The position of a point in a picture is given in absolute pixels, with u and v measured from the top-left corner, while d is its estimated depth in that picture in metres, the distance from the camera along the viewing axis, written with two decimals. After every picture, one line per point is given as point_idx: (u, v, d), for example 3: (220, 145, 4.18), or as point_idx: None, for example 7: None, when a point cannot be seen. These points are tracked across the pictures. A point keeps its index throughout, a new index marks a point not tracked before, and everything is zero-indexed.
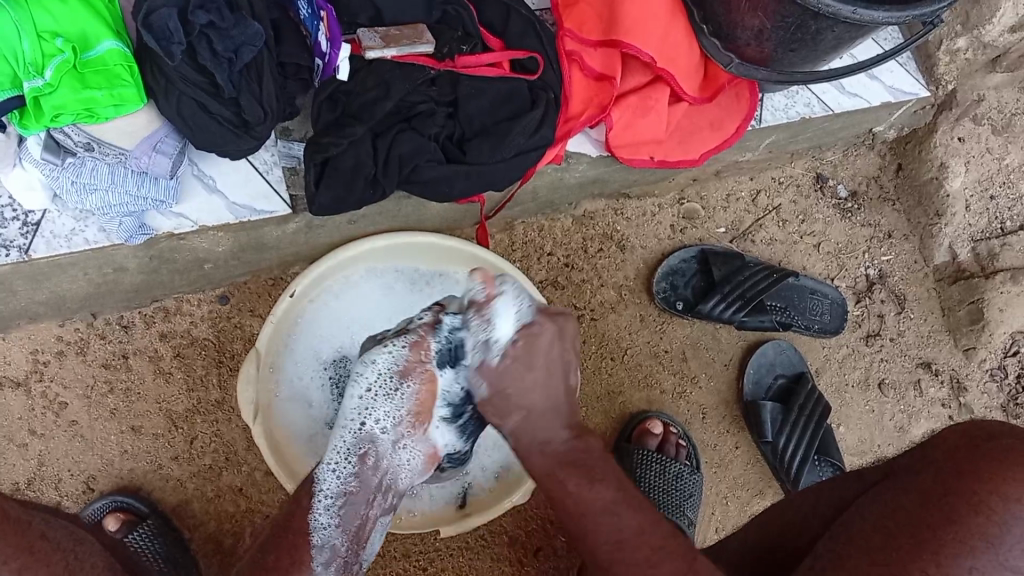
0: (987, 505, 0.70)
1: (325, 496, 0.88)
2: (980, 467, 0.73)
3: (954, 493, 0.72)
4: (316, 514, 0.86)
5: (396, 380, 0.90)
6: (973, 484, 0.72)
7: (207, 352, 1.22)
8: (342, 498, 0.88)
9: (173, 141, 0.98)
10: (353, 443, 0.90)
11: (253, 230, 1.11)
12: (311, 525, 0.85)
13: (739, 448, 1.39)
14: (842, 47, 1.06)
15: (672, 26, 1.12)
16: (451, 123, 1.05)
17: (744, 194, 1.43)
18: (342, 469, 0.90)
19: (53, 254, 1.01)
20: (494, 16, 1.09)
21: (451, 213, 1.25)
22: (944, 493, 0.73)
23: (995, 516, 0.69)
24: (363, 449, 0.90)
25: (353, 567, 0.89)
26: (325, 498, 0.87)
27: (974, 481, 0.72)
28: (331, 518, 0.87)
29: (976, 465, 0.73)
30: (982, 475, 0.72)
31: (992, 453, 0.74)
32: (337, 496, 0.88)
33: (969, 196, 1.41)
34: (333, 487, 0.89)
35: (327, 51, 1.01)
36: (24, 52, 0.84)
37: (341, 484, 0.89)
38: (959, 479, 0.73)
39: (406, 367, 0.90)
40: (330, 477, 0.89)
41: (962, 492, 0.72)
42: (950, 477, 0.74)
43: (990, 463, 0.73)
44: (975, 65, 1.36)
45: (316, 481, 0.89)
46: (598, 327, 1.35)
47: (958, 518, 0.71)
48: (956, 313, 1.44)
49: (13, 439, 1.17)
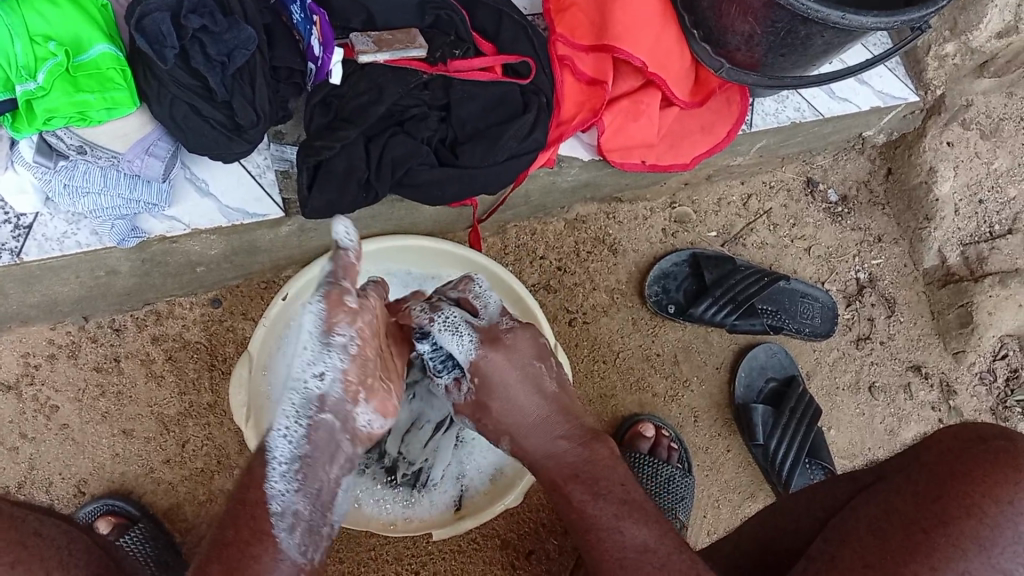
0: (980, 508, 0.71)
1: (279, 463, 0.83)
2: (972, 469, 0.74)
3: (947, 496, 0.73)
4: (272, 482, 0.82)
5: (328, 335, 0.84)
6: (966, 486, 0.73)
7: (199, 356, 1.22)
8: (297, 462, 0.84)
9: (166, 144, 0.98)
10: (302, 406, 0.85)
11: (245, 233, 1.11)
12: (270, 494, 0.81)
13: (731, 451, 1.39)
14: (831, 52, 1.07)
15: (664, 32, 1.13)
16: (443, 126, 1.06)
17: (735, 198, 1.44)
18: (293, 431, 0.85)
19: (44, 256, 1.01)
20: (486, 21, 1.09)
21: (444, 217, 1.26)
22: (937, 495, 0.74)
23: (987, 520, 0.71)
24: (313, 410, 0.85)
25: (324, 529, 0.85)
26: (279, 464, 0.83)
27: (967, 484, 0.73)
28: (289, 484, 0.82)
29: (970, 467, 0.74)
30: (973, 477, 0.73)
31: (986, 458, 0.75)
32: (292, 461, 0.83)
33: (958, 201, 1.42)
34: (285, 451, 0.84)
35: (319, 55, 1.00)
36: (16, 54, 0.85)
37: (295, 446, 0.84)
38: (953, 480, 0.74)
39: (330, 325, 0.83)
40: (280, 442, 0.84)
41: (956, 495, 0.73)
42: (942, 478, 0.75)
43: (982, 466, 0.74)
44: (963, 70, 1.37)
45: (268, 448, 0.84)
46: (590, 330, 1.36)
47: (950, 520, 0.72)
48: (946, 316, 1.44)
49: (4, 443, 1.16)
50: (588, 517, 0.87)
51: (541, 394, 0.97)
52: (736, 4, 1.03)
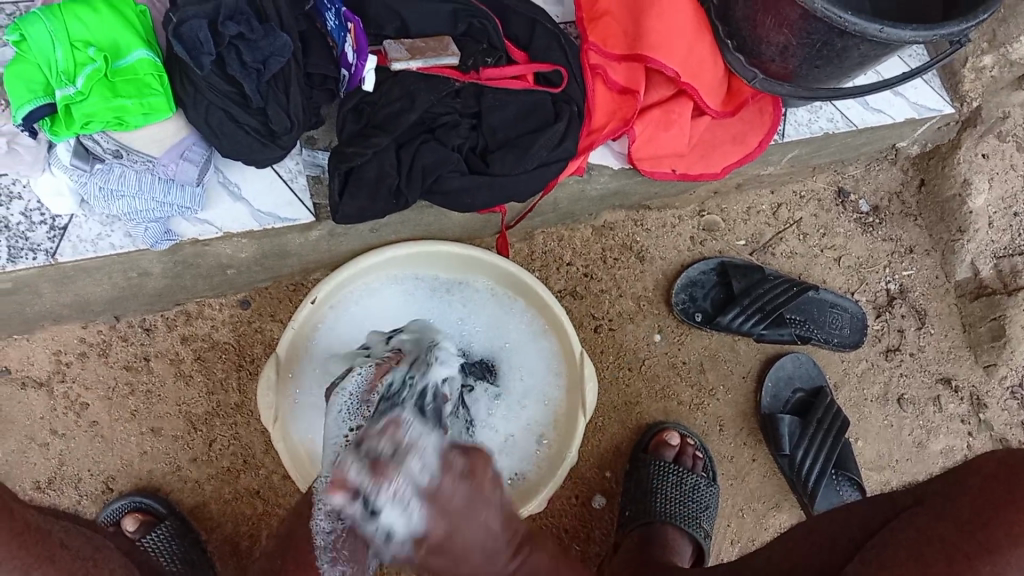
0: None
1: (321, 507, 0.89)
2: (1017, 495, 0.73)
3: (991, 523, 0.72)
4: (317, 522, 0.88)
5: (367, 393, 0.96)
6: (1011, 514, 0.72)
7: (227, 356, 1.23)
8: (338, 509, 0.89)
9: (200, 149, 0.99)
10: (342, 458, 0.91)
11: (275, 237, 1.12)
12: (314, 531, 0.89)
13: (756, 460, 1.39)
14: (867, 64, 1.05)
15: (697, 42, 1.12)
16: (474, 134, 1.06)
17: (765, 207, 1.43)
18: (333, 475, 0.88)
19: (79, 257, 1.03)
20: (518, 29, 1.09)
21: (472, 223, 1.26)
22: (982, 523, 0.73)
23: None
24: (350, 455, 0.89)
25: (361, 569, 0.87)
26: (321, 505, 0.87)
27: (1011, 512, 0.72)
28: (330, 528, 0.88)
29: (1013, 494, 0.73)
30: (1017, 504, 0.72)
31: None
32: (333, 508, 0.88)
33: (992, 213, 1.40)
34: (329, 498, 0.89)
35: (352, 62, 1.01)
36: (57, 60, 0.86)
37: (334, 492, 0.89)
38: (996, 508, 0.73)
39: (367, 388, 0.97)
40: (322, 486, 0.89)
41: (1000, 523, 0.72)
42: (984, 505, 0.74)
43: None
44: (1001, 83, 1.35)
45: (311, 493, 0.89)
46: (616, 337, 1.36)
47: (996, 549, 0.71)
48: (977, 330, 1.43)
49: (35, 439, 1.18)
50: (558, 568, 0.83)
51: None
52: (771, 15, 1.02)
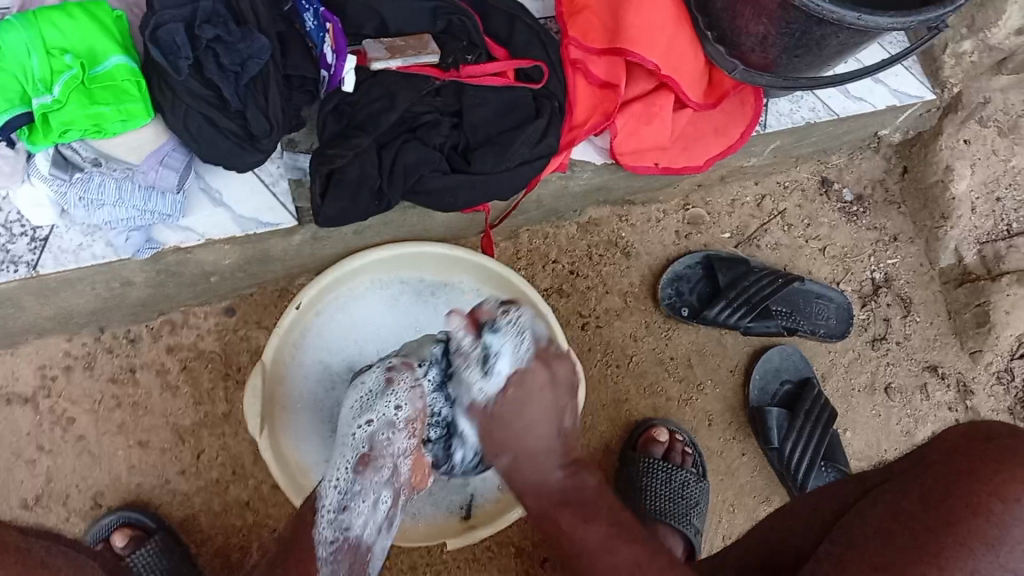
0: (987, 507, 0.70)
1: (326, 511, 0.86)
2: (979, 468, 0.73)
3: (955, 495, 0.72)
4: (320, 529, 0.85)
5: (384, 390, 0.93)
6: (974, 487, 0.71)
7: (213, 365, 1.22)
8: (346, 509, 0.85)
9: (180, 155, 0.98)
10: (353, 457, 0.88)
11: (258, 243, 1.11)
12: (316, 541, 0.85)
13: (746, 455, 1.38)
14: (846, 52, 1.05)
15: (676, 34, 1.12)
16: (456, 133, 1.05)
17: (749, 199, 1.43)
18: (341, 482, 0.87)
19: (61, 269, 1.01)
20: (498, 25, 1.08)
21: (456, 223, 1.25)
22: (945, 494, 0.72)
23: (995, 519, 0.69)
24: (361, 454, 0.88)
25: None
26: (326, 512, 0.86)
27: (976, 485, 0.72)
28: (335, 533, 0.85)
29: (976, 468, 0.73)
30: (982, 477, 0.72)
31: (992, 455, 0.73)
32: (338, 510, 0.86)
33: (975, 198, 1.41)
34: (335, 500, 0.86)
35: (332, 63, 1.00)
36: (32, 68, 0.85)
37: (343, 495, 0.86)
38: (960, 481, 0.73)
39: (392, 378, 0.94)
40: (330, 491, 0.87)
41: (963, 494, 0.72)
42: (950, 478, 0.74)
43: (988, 465, 0.73)
44: (981, 68, 1.37)
45: (318, 498, 0.88)
46: (604, 334, 1.35)
47: (957, 520, 0.70)
48: (962, 316, 1.43)
49: (21, 455, 1.16)
50: (578, 542, 0.80)
51: (557, 428, 0.84)
52: (750, 6, 1.02)
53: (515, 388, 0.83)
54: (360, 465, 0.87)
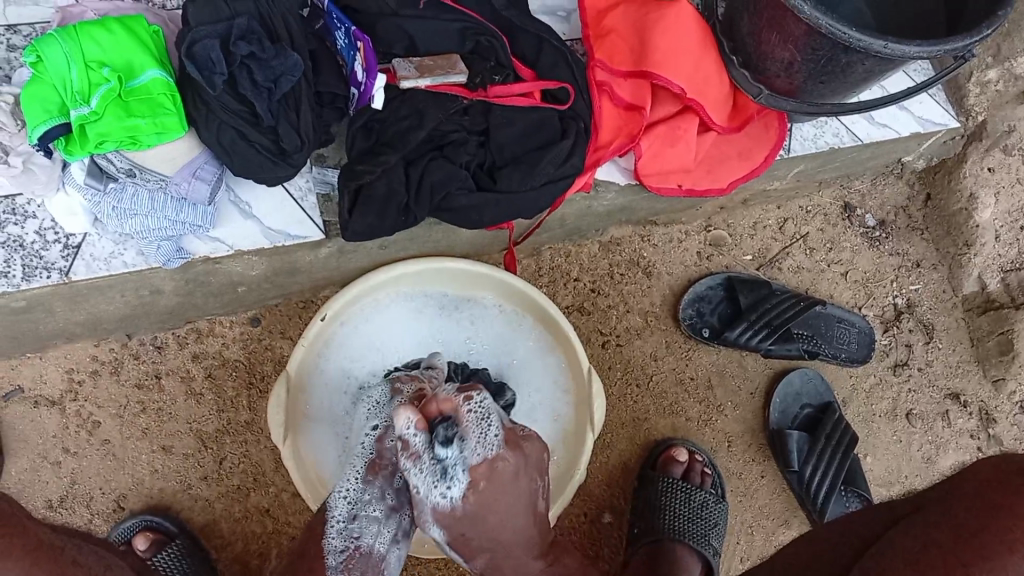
0: (1022, 543, 0.69)
1: (337, 522, 0.96)
2: (1012, 503, 0.72)
3: (988, 530, 0.71)
4: (330, 539, 0.95)
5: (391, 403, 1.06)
6: (1007, 520, 0.71)
7: (238, 373, 1.23)
8: (355, 519, 0.96)
9: (212, 167, 1.00)
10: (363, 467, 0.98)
11: (286, 255, 1.13)
12: (327, 551, 0.95)
13: (766, 476, 1.38)
14: (872, 78, 1.06)
15: (703, 58, 1.13)
16: (482, 151, 1.07)
17: (772, 222, 1.43)
18: (352, 493, 0.97)
19: (92, 276, 1.04)
20: (526, 47, 1.10)
21: (479, 240, 1.27)
22: (977, 529, 0.72)
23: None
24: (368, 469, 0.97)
25: None
26: (337, 522, 0.96)
27: (1008, 518, 0.71)
28: (344, 543, 0.95)
29: (1010, 501, 0.72)
30: (1015, 511, 0.71)
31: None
32: (349, 519, 0.96)
33: (999, 227, 1.40)
34: (345, 511, 0.97)
35: (363, 81, 1.01)
36: (72, 80, 0.88)
37: (353, 505, 0.97)
38: (993, 515, 0.72)
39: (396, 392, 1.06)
40: (340, 503, 0.97)
41: (994, 529, 0.71)
42: (982, 513, 0.73)
43: (1022, 499, 0.72)
44: (1005, 97, 1.35)
45: (329, 508, 0.97)
46: (624, 353, 1.36)
47: (992, 555, 0.69)
48: (985, 344, 1.43)
49: (47, 457, 1.18)
50: None
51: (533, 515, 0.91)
52: (776, 32, 1.03)
53: (486, 482, 0.86)
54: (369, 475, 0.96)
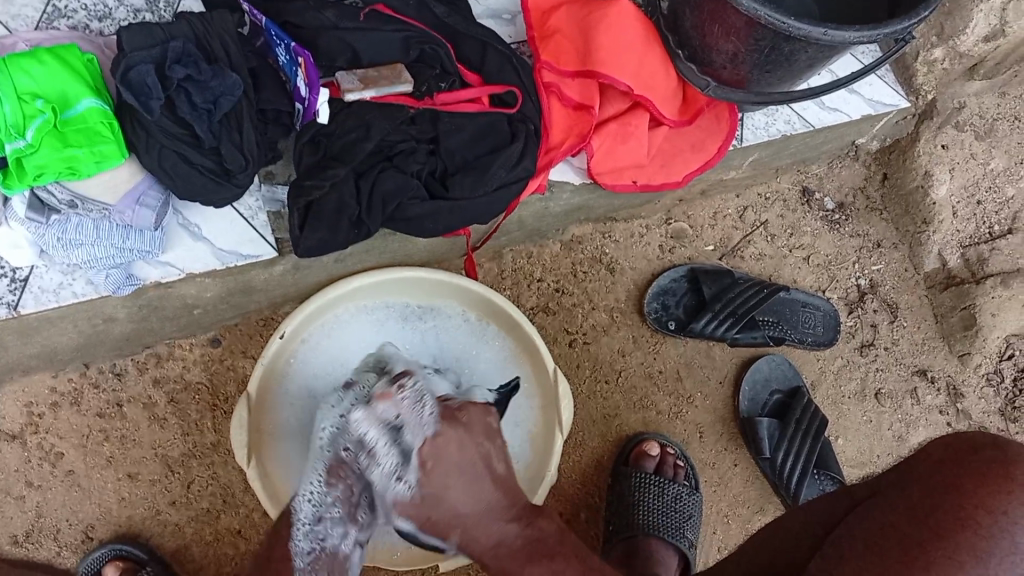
0: (974, 520, 0.70)
1: (302, 523, 0.92)
2: (965, 481, 0.73)
3: (942, 510, 0.72)
4: (297, 540, 0.92)
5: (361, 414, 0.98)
6: (960, 500, 0.72)
7: (201, 396, 1.22)
8: (322, 520, 0.92)
9: (156, 193, 0.99)
10: (324, 468, 0.95)
11: (240, 275, 1.12)
12: (294, 551, 0.91)
13: (739, 465, 1.39)
14: (817, 65, 1.06)
15: (648, 54, 1.13)
16: (433, 159, 1.06)
17: (731, 211, 1.44)
18: (316, 495, 0.93)
19: (41, 308, 1.02)
20: (471, 52, 1.09)
21: (437, 248, 1.26)
22: (931, 509, 0.72)
23: (982, 531, 0.69)
24: (331, 469, 0.94)
25: None
26: (303, 524, 0.92)
27: (961, 498, 0.72)
28: (311, 543, 0.91)
29: (961, 480, 0.73)
30: (967, 490, 0.72)
31: (978, 466, 0.74)
32: (315, 521, 0.92)
33: (955, 203, 1.42)
34: (310, 512, 0.93)
35: (306, 96, 0.99)
36: (5, 114, 0.85)
37: (316, 507, 0.93)
38: (947, 494, 0.73)
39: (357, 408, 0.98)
40: (306, 504, 0.93)
41: (950, 508, 0.72)
42: (934, 494, 0.74)
43: (975, 478, 0.73)
44: (953, 74, 1.37)
45: (294, 510, 0.93)
46: (591, 350, 1.36)
47: (946, 534, 0.70)
48: (949, 320, 1.44)
49: (10, 492, 1.17)
50: None
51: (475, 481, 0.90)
52: (718, 24, 1.03)
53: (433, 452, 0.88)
54: (331, 475, 0.93)
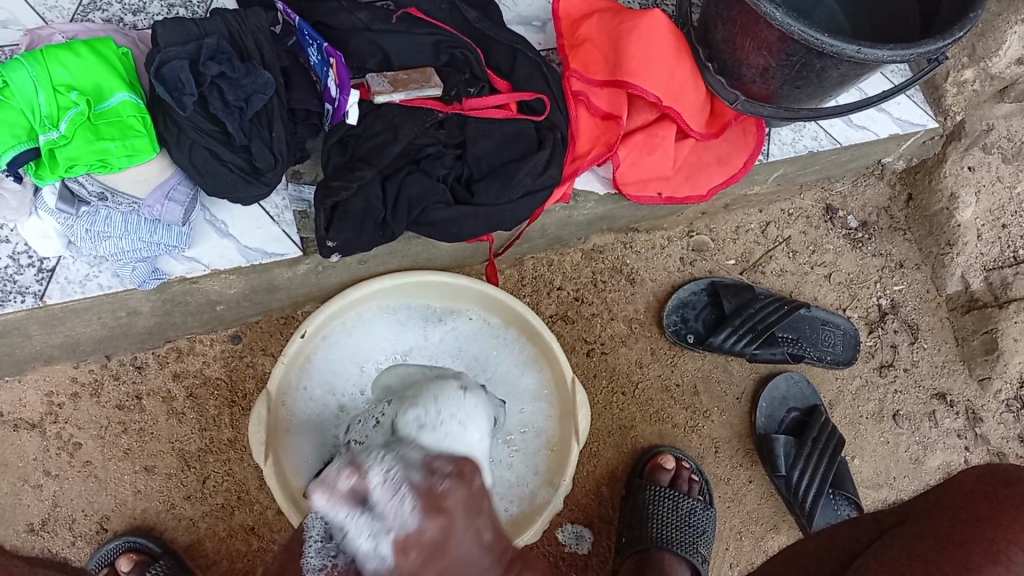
0: (1007, 556, 0.68)
1: (313, 542, 0.84)
2: (997, 515, 0.71)
3: (972, 541, 0.70)
4: (307, 558, 0.84)
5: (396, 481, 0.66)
6: (993, 532, 0.70)
7: (219, 392, 1.22)
8: (331, 540, 0.84)
9: (185, 187, 1.00)
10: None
11: (263, 273, 1.12)
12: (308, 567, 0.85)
13: (753, 482, 1.38)
14: (848, 83, 1.06)
15: (677, 65, 1.13)
16: (459, 164, 1.06)
17: (754, 226, 1.43)
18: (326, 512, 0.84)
19: (67, 299, 1.03)
20: (500, 58, 1.09)
21: (459, 252, 1.26)
22: (961, 539, 0.71)
23: (1013, 568, 0.67)
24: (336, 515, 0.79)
25: None
26: (315, 542, 0.84)
27: (993, 530, 0.70)
28: (320, 562, 0.82)
29: (994, 514, 0.71)
30: (999, 523, 0.70)
31: (1011, 500, 0.72)
32: (324, 540, 0.84)
33: (980, 226, 1.41)
34: (320, 532, 0.85)
35: (337, 97, 1.00)
36: (40, 104, 0.86)
37: (328, 526, 0.84)
38: (978, 525, 0.71)
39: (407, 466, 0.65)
40: (315, 522, 0.86)
41: (980, 541, 0.70)
42: (967, 525, 0.72)
43: (1007, 512, 0.71)
44: (982, 96, 1.36)
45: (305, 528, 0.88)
46: (609, 360, 1.35)
47: (975, 568, 0.68)
48: (970, 343, 1.42)
49: (28, 480, 1.17)
50: None
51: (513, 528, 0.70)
52: (750, 39, 1.03)
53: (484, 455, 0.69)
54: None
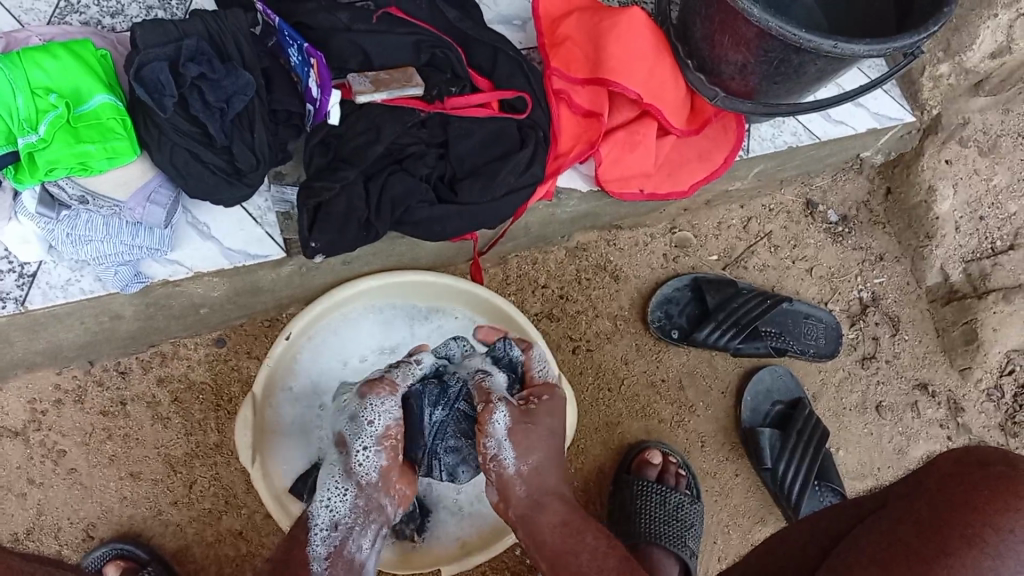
0: (982, 538, 0.68)
1: (320, 529, 0.92)
2: (973, 497, 0.72)
3: (948, 525, 0.71)
4: (314, 546, 0.91)
5: None
6: (968, 515, 0.70)
7: (204, 396, 1.22)
8: (337, 527, 0.93)
9: (167, 190, 0.99)
10: (341, 478, 0.97)
11: (247, 275, 1.12)
12: (311, 556, 0.90)
13: (740, 475, 1.39)
14: (824, 78, 1.07)
15: (658, 63, 1.14)
16: (442, 163, 1.07)
17: (736, 222, 1.44)
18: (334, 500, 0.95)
19: (49, 304, 1.03)
20: (481, 57, 1.09)
21: (443, 252, 1.26)
22: (939, 523, 0.71)
23: (988, 549, 0.68)
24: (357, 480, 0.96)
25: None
26: (320, 530, 0.92)
27: (969, 514, 0.70)
28: (327, 548, 0.91)
29: (969, 496, 0.72)
30: (974, 506, 0.71)
31: (987, 481, 0.73)
32: (331, 527, 0.93)
33: (958, 219, 1.42)
34: (326, 518, 0.93)
35: (317, 98, 0.99)
36: (19, 108, 0.85)
37: (333, 513, 0.94)
38: (955, 508, 0.72)
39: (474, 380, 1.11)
40: (322, 510, 0.94)
41: (956, 524, 0.70)
42: (943, 509, 0.72)
43: (982, 493, 0.72)
44: (958, 90, 1.38)
45: (311, 516, 0.94)
46: (594, 357, 1.36)
47: (952, 551, 0.68)
48: (950, 334, 1.44)
49: (12, 489, 1.16)
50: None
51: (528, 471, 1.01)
52: (728, 35, 1.04)
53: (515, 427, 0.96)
54: (356, 489, 0.95)
